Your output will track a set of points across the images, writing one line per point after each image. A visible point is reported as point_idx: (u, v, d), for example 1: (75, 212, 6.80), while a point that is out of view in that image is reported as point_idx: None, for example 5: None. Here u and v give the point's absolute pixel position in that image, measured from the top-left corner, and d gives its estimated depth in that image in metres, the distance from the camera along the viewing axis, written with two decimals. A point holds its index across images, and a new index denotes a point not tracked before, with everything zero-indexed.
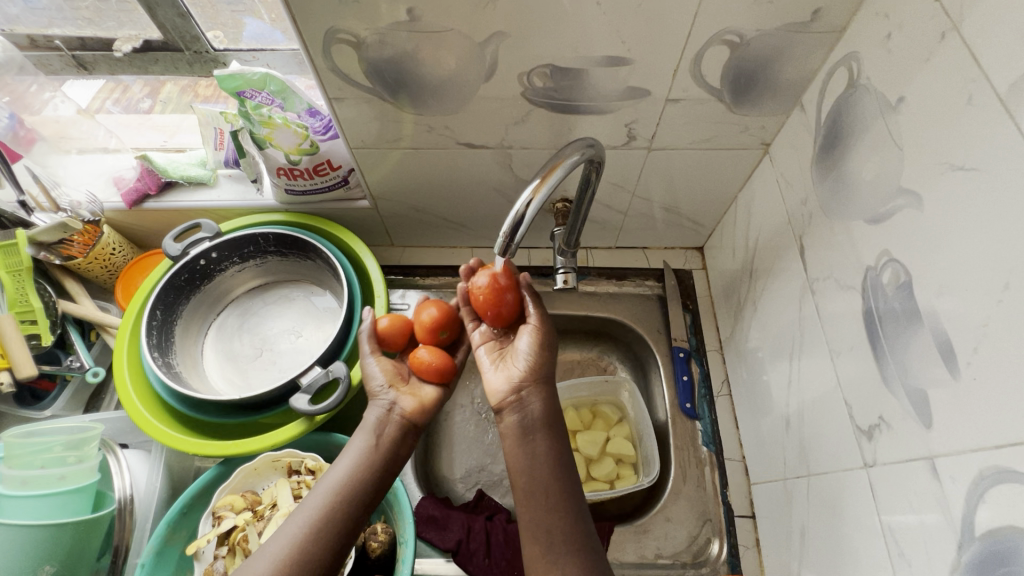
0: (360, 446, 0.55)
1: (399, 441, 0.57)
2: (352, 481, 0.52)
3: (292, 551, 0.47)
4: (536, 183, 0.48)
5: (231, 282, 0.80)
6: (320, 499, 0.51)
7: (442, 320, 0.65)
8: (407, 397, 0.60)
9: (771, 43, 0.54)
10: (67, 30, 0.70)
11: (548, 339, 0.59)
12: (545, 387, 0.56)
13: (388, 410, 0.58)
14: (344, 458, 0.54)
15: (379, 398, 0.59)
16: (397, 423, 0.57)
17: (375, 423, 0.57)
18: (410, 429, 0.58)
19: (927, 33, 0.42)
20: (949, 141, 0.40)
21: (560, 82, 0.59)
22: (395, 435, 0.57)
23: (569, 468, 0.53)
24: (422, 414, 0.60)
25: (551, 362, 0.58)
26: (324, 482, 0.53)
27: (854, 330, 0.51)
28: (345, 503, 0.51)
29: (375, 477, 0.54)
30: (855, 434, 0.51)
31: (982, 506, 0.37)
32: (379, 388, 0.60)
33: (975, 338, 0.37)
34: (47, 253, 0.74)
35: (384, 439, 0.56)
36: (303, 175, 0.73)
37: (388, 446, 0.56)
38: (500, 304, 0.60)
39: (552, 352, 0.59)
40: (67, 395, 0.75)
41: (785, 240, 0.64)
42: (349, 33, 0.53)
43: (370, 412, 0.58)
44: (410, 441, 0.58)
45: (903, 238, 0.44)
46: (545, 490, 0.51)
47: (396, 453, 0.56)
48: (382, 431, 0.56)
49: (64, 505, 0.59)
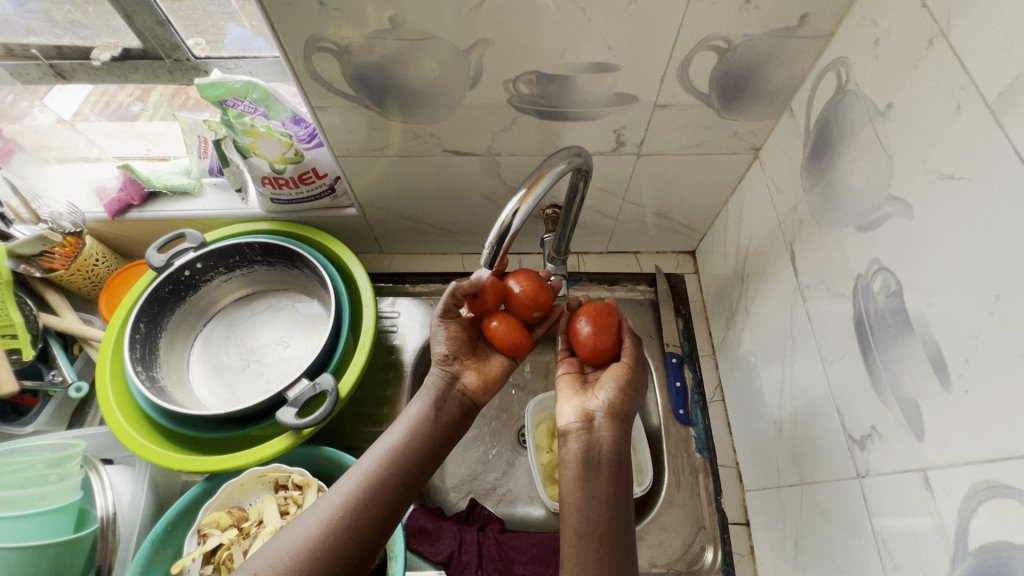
0: (415, 415, 0.55)
1: (456, 416, 0.57)
2: (404, 450, 0.53)
3: (343, 516, 0.47)
4: (522, 193, 0.47)
5: (216, 293, 0.79)
6: (373, 463, 0.51)
7: (533, 294, 0.59)
8: (469, 372, 0.59)
9: (758, 48, 0.54)
10: (45, 39, 0.69)
11: (635, 382, 0.57)
12: (621, 425, 0.54)
13: (450, 384, 0.58)
14: (398, 426, 0.55)
15: (440, 367, 0.58)
16: (456, 400, 0.58)
17: (435, 395, 0.57)
18: (468, 408, 0.59)
19: (915, 38, 0.42)
20: (937, 151, 0.39)
21: (546, 89, 0.58)
22: (455, 410, 0.58)
23: (626, 514, 0.51)
24: (483, 392, 0.59)
25: (631, 396, 0.56)
26: (376, 448, 0.53)
27: (845, 337, 0.51)
28: (395, 474, 0.51)
29: (427, 448, 0.54)
30: (847, 444, 0.50)
31: (976, 521, 0.36)
32: (442, 358, 0.58)
33: (965, 351, 0.37)
34: (27, 266, 0.72)
35: (443, 414, 0.56)
36: (289, 184, 0.72)
37: (445, 420, 0.56)
38: (598, 347, 0.59)
39: (636, 382, 0.57)
40: (50, 408, 0.74)
41: (775, 246, 0.64)
42: (332, 42, 0.52)
43: (430, 379, 0.58)
44: (467, 418, 0.59)
45: (893, 247, 0.44)
46: (598, 534, 0.49)
47: (455, 427, 0.57)
48: (443, 405, 0.57)
49: (46, 525, 0.57)
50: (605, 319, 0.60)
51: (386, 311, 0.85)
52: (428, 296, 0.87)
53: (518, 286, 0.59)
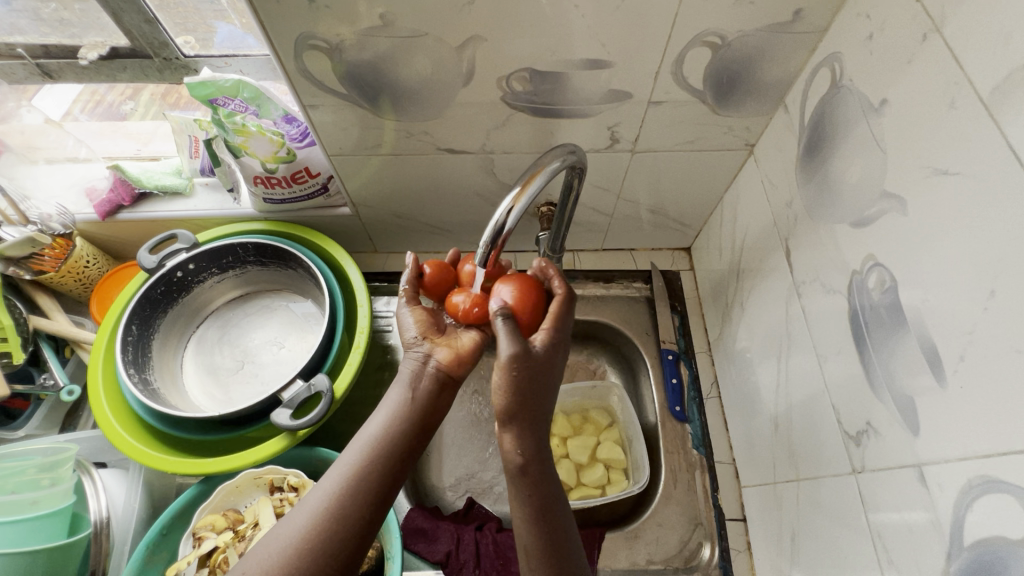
0: (395, 401, 0.50)
1: (436, 395, 0.52)
2: (389, 440, 0.48)
3: (331, 508, 0.44)
4: (516, 191, 0.46)
5: (209, 294, 0.78)
6: (357, 454, 0.47)
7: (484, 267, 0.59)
8: (442, 347, 0.54)
9: (752, 43, 0.53)
10: (31, 38, 0.68)
11: (517, 373, 0.44)
12: (515, 426, 0.44)
13: (424, 363, 0.53)
14: (379, 414, 0.50)
15: (413, 349, 0.54)
16: (432, 376, 0.52)
17: (410, 377, 0.52)
18: (447, 383, 0.53)
19: (909, 34, 0.42)
20: (933, 145, 0.39)
21: (540, 86, 0.57)
22: (430, 390, 0.51)
23: (556, 517, 0.43)
24: (458, 366, 0.54)
25: (538, 384, 0.45)
26: (360, 437, 0.48)
27: (840, 332, 0.51)
28: (383, 464, 0.47)
29: (411, 432, 0.49)
30: (843, 440, 0.50)
31: (971, 516, 0.36)
32: (413, 340, 0.55)
33: (960, 347, 0.37)
34: (16, 269, 0.72)
35: (421, 394, 0.51)
36: (281, 184, 0.71)
37: (423, 400, 0.51)
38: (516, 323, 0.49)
39: (533, 376, 0.45)
40: (42, 413, 0.74)
41: (770, 242, 0.64)
42: (323, 39, 0.52)
43: (403, 363, 0.53)
44: (447, 396, 0.53)
45: (887, 242, 0.44)
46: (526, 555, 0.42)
47: (434, 404, 0.51)
48: (417, 385, 0.51)
49: (38, 531, 0.57)
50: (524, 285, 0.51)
51: (381, 311, 0.84)
52: None
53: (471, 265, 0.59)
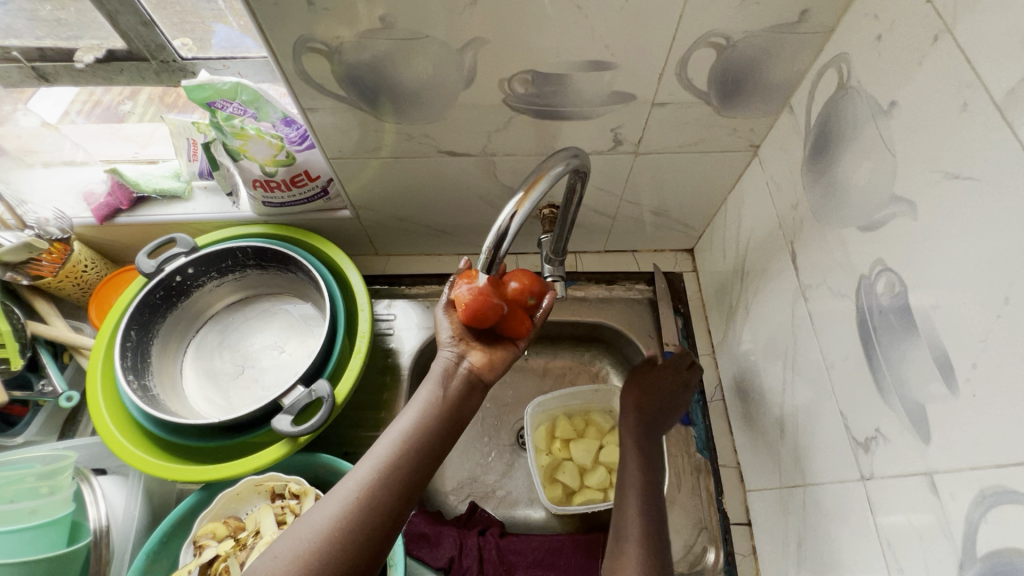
0: (427, 398, 0.52)
1: (465, 396, 0.54)
2: (419, 435, 0.49)
3: (362, 497, 0.44)
4: (519, 196, 0.46)
5: (208, 299, 0.78)
6: (389, 446, 0.48)
7: (529, 286, 0.56)
8: (476, 350, 0.56)
9: (758, 44, 0.53)
10: (26, 41, 0.66)
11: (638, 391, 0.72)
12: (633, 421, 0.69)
13: (456, 363, 0.55)
14: (410, 410, 0.51)
15: (445, 350, 0.56)
16: (463, 377, 0.54)
17: (441, 375, 0.54)
18: (476, 385, 0.55)
19: (919, 34, 0.41)
20: (944, 149, 0.38)
21: (542, 88, 0.57)
22: (461, 390, 0.54)
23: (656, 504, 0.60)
24: (490, 370, 0.56)
25: (655, 414, 0.70)
26: (391, 431, 0.50)
27: (848, 337, 0.50)
28: (412, 458, 0.48)
29: (440, 430, 0.51)
30: (851, 446, 0.49)
31: (984, 527, 0.36)
32: (447, 341, 0.56)
33: (973, 354, 0.36)
34: (13, 273, 0.71)
35: (451, 393, 0.53)
36: (280, 187, 0.71)
37: (453, 399, 0.53)
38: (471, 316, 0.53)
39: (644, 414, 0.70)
40: (40, 419, 0.73)
41: (775, 245, 0.63)
42: (322, 42, 0.51)
43: (436, 362, 0.55)
44: (475, 398, 0.55)
45: (897, 247, 0.43)
46: (625, 517, 0.59)
47: (462, 405, 0.53)
48: (448, 384, 0.53)
49: (36, 540, 0.56)
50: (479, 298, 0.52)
51: (382, 314, 0.84)
52: (425, 298, 0.86)
53: (514, 282, 0.56)
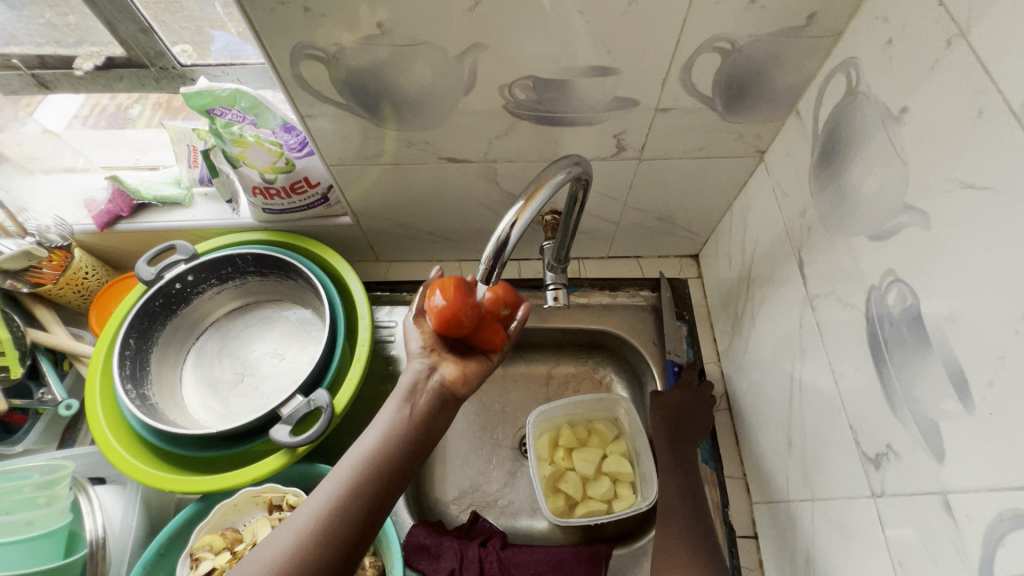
0: (393, 415, 0.50)
1: (435, 412, 0.52)
2: (382, 456, 0.47)
3: (318, 527, 0.42)
4: (520, 205, 0.45)
5: (208, 306, 0.77)
6: (349, 468, 0.46)
7: (504, 296, 0.55)
8: (448, 362, 0.54)
9: (764, 49, 0.51)
10: (27, 48, 0.66)
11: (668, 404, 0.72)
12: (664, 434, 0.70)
13: (426, 376, 0.53)
14: (374, 428, 0.49)
15: (415, 361, 0.54)
16: (432, 392, 0.52)
17: (409, 389, 0.52)
18: (447, 400, 0.53)
19: (931, 39, 0.39)
20: (957, 158, 0.37)
21: (543, 94, 0.56)
22: (431, 404, 0.51)
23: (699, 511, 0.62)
24: (464, 383, 0.54)
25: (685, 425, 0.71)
26: (351, 454, 0.47)
27: (858, 349, 0.49)
28: (375, 481, 0.46)
29: (406, 449, 0.49)
30: (862, 461, 0.48)
31: (1003, 551, 0.34)
32: (417, 351, 0.54)
33: (990, 370, 0.35)
34: (13, 281, 0.71)
35: (419, 410, 0.51)
36: (280, 195, 0.70)
37: (422, 417, 0.50)
38: (450, 322, 0.49)
39: (680, 416, 0.72)
40: (40, 427, 0.73)
41: (782, 252, 0.62)
42: (319, 49, 0.50)
43: (404, 374, 0.53)
44: (445, 415, 0.53)
45: (910, 257, 0.41)
46: (673, 513, 0.61)
47: (431, 424, 0.51)
48: (416, 400, 0.51)
49: (34, 551, 0.56)
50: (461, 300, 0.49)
51: (383, 320, 0.83)
52: None
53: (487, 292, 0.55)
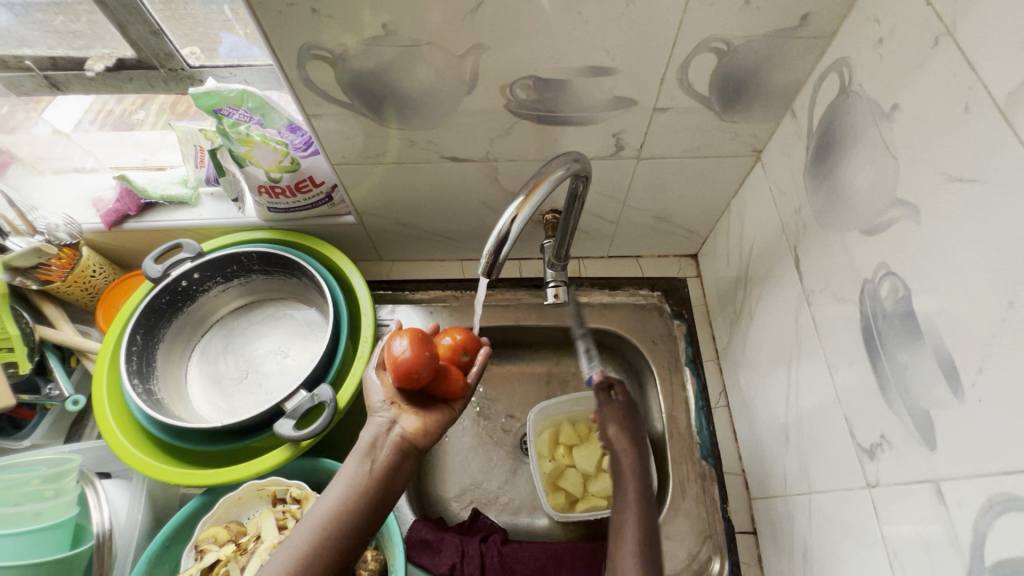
0: (353, 474, 0.51)
1: (396, 466, 0.52)
2: (341, 517, 0.49)
3: None
4: (520, 200, 0.47)
5: (213, 303, 0.78)
6: (308, 531, 0.48)
7: (462, 342, 0.61)
8: (409, 415, 0.55)
9: (758, 49, 0.53)
10: (39, 50, 0.68)
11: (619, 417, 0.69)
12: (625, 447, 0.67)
13: (387, 430, 0.54)
14: (335, 487, 0.50)
15: (377, 415, 0.55)
16: (393, 446, 0.53)
17: (368, 446, 0.52)
18: (409, 452, 0.53)
19: (920, 37, 0.41)
20: (947, 152, 0.38)
21: (543, 94, 0.57)
22: (391, 460, 0.52)
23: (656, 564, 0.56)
24: (425, 436, 0.55)
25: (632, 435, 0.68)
26: (310, 515, 0.49)
27: (852, 344, 0.50)
28: (333, 543, 0.48)
29: (366, 508, 0.50)
30: (856, 453, 0.49)
31: (991, 535, 0.35)
32: (379, 405, 0.56)
33: (979, 358, 0.35)
34: (23, 278, 0.72)
35: (378, 465, 0.52)
36: (285, 193, 0.71)
37: (381, 473, 0.51)
38: (409, 372, 0.52)
39: (638, 448, 0.67)
40: (48, 421, 0.74)
41: (778, 250, 0.63)
42: (325, 50, 0.51)
43: (365, 429, 0.54)
44: (407, 467, 0.53)
45: (901, 251, 0.42)
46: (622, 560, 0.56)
47: (391, 478, 0.52)
48: (376, 455, 0.52)
49: (41, 542, 0.56)
50: (420, 349, 0.53)
51: (386, 319, 0.84)
52: (427, 303, 0.86)
53: (448, 341, 0.62)
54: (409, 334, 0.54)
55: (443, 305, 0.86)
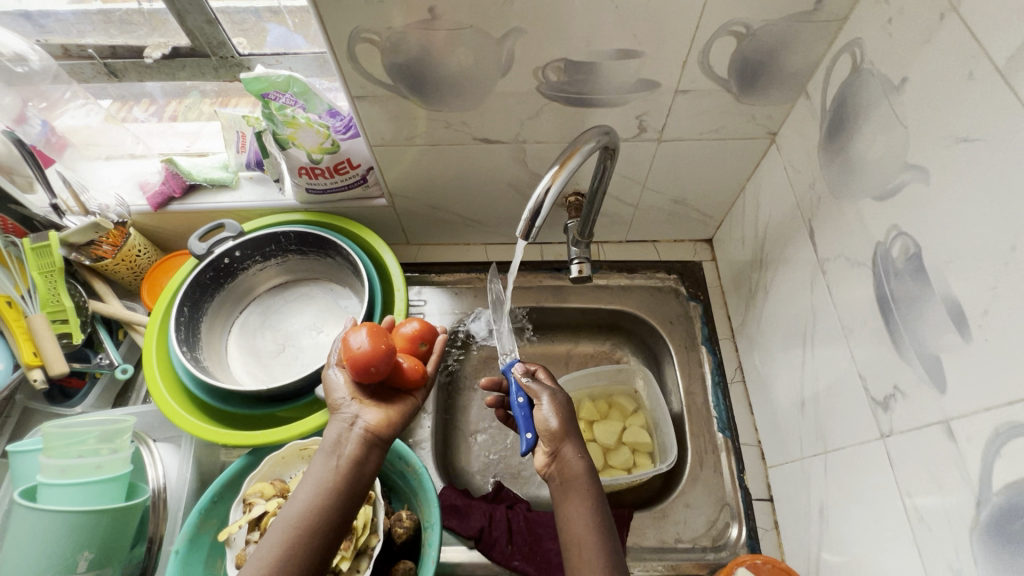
0: (322, 471, 0.52)
1: (364, 458, 0.54)
2: (317, 512, 0.49)
3: None
4: (555, 170, 0.51)
5: (254, 280, 0.83)
6: (286, 530, 0.48)
7: (422, 331, 0.66)
8: (371, 409, 0.57)
9: (775, 32, 0.57)
10: (100, 39, 0.75)
11: (564, 406, 0.61)
12: (569, 438, 0.58)
13: (350, 426, 0.55)
14: (306, 486, 0.51)
15: (340, 413, 0.57)
16: (358, 439, 0.54)
17: (335, 443, 0.54)
18: (374, 443, 0.55)
19: (927, 15, 0.44)
20: (954, 117, 0.42)
21: (573, 76, 0.61)
22: (359, 453, 0.54)
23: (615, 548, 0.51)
24: (389, 427, 0.57)
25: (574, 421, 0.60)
26: (285, 516, 0.49)
27: (866, 305, 0.53)
28: (312, 538, 0.48)
29: (341, 501, 0.51)
30: (871, 407, 0.52)
31: (998, 463, 0.38)
32: (342, 401, 0.58)
33: (985, 301, 0.39)
34: (77, 253, 0.76)
35: (346, 459, 0.53)
36: (324, 174, 0.75)
37: (349, 467, 0.53)
38: (368, 368, 0.55)
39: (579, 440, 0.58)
40: (97, 391, 0.78)
41: (793, 226, 0.66)
42: (373, 33, 0.56)
43: (330, 428, 0.55)
44: (376, 457, 0.55)
45: (912, 212, 0.46)
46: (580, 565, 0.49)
47: (361, 470, 0.53)
48: (342, 451, 0.54)
49: (101, 493, 0.60)
50: (378, 345, 0.56)
51: (413, 300, 0.88)
52: (453, 284, 0.90)
53: (405, 330, 0.65)
54: (366, 329, 0.57)
55: (467, 286, 0.90)
